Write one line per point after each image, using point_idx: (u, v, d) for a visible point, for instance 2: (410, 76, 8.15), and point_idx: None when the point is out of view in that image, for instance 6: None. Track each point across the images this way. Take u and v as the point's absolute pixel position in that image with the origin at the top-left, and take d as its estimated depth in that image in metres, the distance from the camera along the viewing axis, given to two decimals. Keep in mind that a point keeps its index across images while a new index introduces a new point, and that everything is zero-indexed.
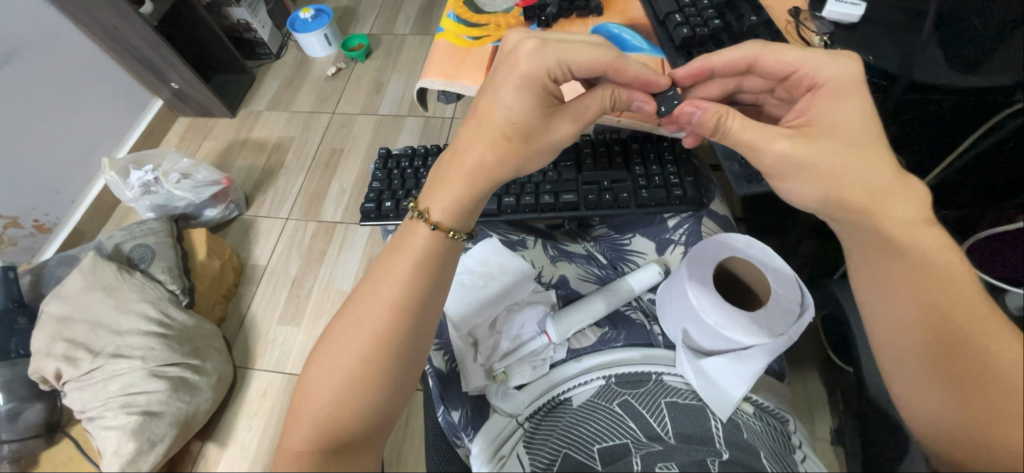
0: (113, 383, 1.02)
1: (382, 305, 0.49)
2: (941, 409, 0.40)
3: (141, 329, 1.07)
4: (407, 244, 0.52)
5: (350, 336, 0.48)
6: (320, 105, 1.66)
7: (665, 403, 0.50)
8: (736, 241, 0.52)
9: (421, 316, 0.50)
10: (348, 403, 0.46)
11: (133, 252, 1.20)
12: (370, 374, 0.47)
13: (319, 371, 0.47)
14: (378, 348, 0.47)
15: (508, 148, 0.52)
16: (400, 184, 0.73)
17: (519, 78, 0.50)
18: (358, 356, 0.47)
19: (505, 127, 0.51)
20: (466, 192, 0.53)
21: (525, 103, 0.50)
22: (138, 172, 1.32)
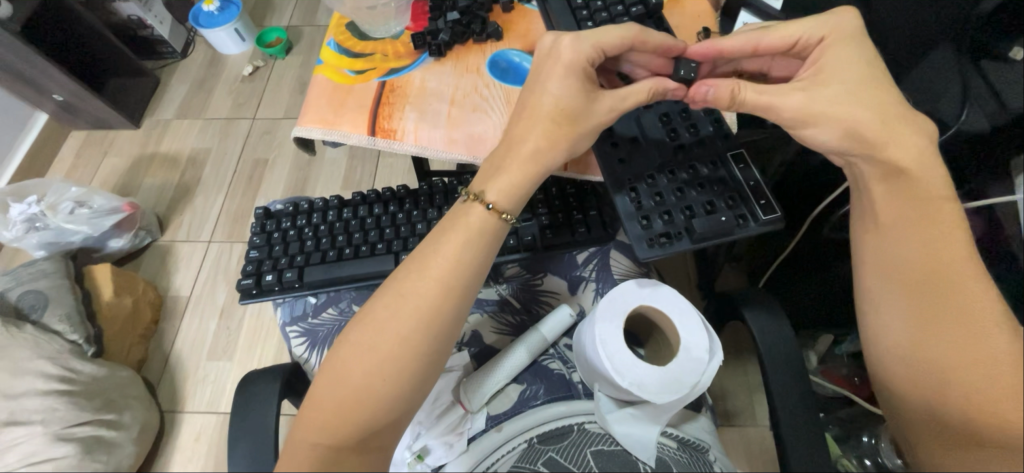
0: (11, 454, 0.91)
1: (431, 288, 0.42)
2: (912, 340, 0.42)
3: (39, 389, 0.96)
4: (458, 220, 0.45)
5: (392, 314, 0.42)
6: (238, 109, 1.49)
7: (590, 452, 0.45)
8: (642, 285, 0.47)
9: (471, 297, 0.44)
10: (379, 391, 0.40)
11: (22, 299, 1.07)
12: (411, 358, 0.41)
13: (350, 354, 0.41)
14: (421, 335, 0.41)
15: (558, 131, 0.45)
16: (281, 251, 0.62)
17: (572, 60, 0.45)
18: (398, 339, 0.41)
19: (554, 113, 0.44)
20: (518, 181, 0.45)
21: (577, 84, 0.45)
22: (20, 205, 1.16)
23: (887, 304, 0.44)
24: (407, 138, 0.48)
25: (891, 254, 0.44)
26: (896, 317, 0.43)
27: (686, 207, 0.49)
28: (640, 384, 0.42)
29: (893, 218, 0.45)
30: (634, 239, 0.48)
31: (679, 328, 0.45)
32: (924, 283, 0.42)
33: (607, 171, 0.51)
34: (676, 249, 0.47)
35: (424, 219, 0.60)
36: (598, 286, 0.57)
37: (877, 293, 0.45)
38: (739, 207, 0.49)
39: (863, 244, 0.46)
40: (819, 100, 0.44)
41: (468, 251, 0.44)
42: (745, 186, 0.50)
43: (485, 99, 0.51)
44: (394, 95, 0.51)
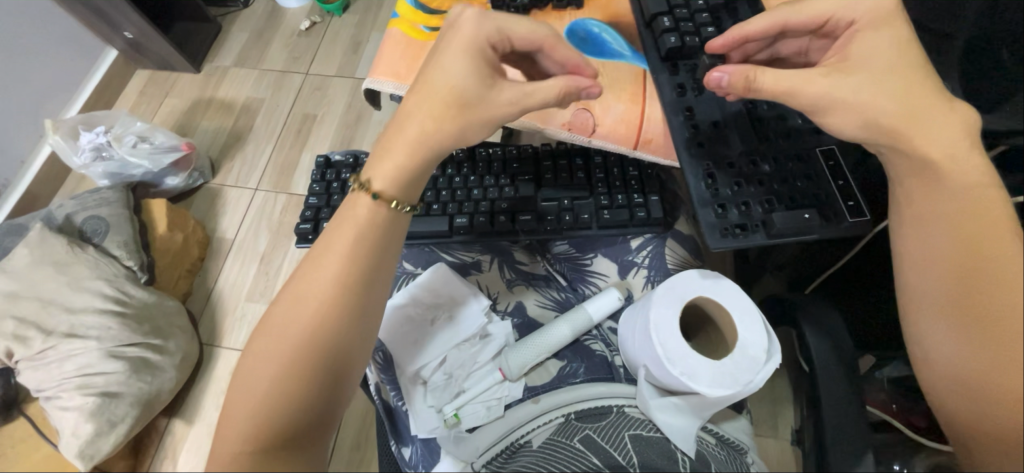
0: (69, 363, 0.99)
1: (317, 283, 0.42)
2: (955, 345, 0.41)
3: (96, 307, 1.03)
4: (348, 215, 0.44)
5: (289, 315, 0.41)
6: (292, 63, 1.51)
7: (628, 436, 0.46)
8: (703, 277, 0.47)
9: (367, 292, 0.43)
10: (290, 389, 0.39)
11: (86, 224, 1.14)
12: (312, 353, 0.40)
13: (253, 362, 0.40)
14: (321, 325, 0.40)
15: (445, 113, 0.44)
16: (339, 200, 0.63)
17: (467, 43, 0.44)
18: (299, 340, 0.40)
19: (445, 92, 0.43)
20: (402, 166, 0.44)
21: (470, 67, 0.44)
22: (89, 134, 1.23)
23: (928, 293, 0.43)
24: None
25: (934, 244, 0.43)
26: (935, 307, 0.43)
27: (766, 200, 0.48)
28: (692, 375, 0.42)
29: (935, 211, 0.44)
30: (708, 228, 0.47)
31: (737, 324, 0.44)
32: (973, 274, 0.41)
33: (681, 154, 0.50)
34: (750, 242, 0.46)
35: (480, 187, 0.60)
36: (650, 274, 0.55)
37: (920, 283, 0.44)
38: (823, 206, 0.47)
39: (907, 242, 0.46)
40: (891, 97, 0.43)
41: (362, 245, 0.43)
42: (833, 185, 0.48)
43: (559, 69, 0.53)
44: None
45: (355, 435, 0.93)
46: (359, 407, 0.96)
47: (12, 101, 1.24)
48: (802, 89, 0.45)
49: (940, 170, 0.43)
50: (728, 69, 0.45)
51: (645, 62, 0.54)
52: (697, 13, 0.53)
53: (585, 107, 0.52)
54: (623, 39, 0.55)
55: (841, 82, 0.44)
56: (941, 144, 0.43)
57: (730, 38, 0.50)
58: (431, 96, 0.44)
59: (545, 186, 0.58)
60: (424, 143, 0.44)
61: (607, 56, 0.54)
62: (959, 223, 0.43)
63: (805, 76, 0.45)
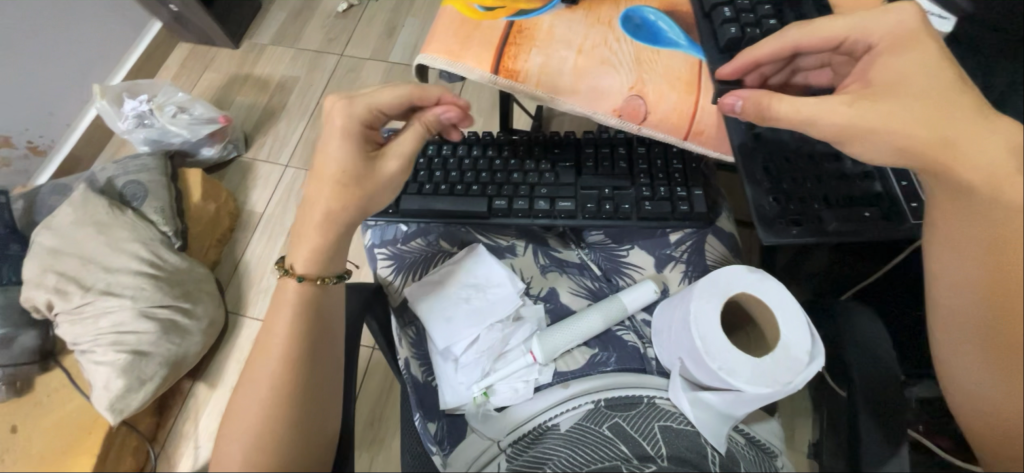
0: (104, 320, 1.03)
1: (268, 362, 0.44)
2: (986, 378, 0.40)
3: (132, 269, 1.06)
4: (280, 304, 0.47)
5: (248, 399, 0.43)
6: (328, 44, 1.53)
7: (658, 426, 0.46)
8: (747, 274, 0.46)
9: (317, 357, 0.45)
10: (261, 465, 0.41)
11: (126, 188, 1.17)
12: (274, 423, 0.42)
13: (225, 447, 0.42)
14: (277, 396, 0.43)
15: (345, 192, 0.47)
16: None
17: (350, 133, 0.48)
18: (258, 415, 0.42)
19: (339, 175, 0.47)
20: (321, 247, 0.48)
21: (354, 153, 0.48)
22: (132, 102, 1.27)
23: (960, 323, 0.42)
24: (531, 81, 0.50)
25: (963, 271, 0.42)
26: (967, 337, 0.41)
27: (822, 197, 0.50)
28: (731, 370, 0.42)
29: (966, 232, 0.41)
30: (762, 221, 0.49)
31: (780, 324, 0.43)
32: (1003, 305, 0.39)
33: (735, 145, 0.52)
34: (806, 238, 0.47)
35: (520, 171, 0.61)
36: (688, 269, 0.55)
37: (950, 312, 0.42)
38: (882, 207, 0.48)
39: (936, 263, 0.43)
40: (968, 98, 0.41)
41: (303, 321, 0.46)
42: (897, 186, 0.49)
43: (614, 53, 0.52)
44: (522, 36, 0.51)
45: (370, 411, 0.95)
46: (376, 383, 0.97)
47: (62, 65, 1.28)
48: (826, 116, 0.44)
49: (973, 192, 0.40)
50: (739, 95, 0.48)
51: (701, 52, 0.53)
52: (759, 5, 0.51)
53: (638, 94, 0.51)
54: (679, 28, 0.54)
55: (868, 112, 0.42)
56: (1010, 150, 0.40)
57: (738, 65, 0.49)
58: (324, 181, 0.47)
59: (586, 174, 0.59)
60: (337, 220, 0.48)
61: (662, 44, 0.53)
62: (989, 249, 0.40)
63: (830, 104, 0.43)
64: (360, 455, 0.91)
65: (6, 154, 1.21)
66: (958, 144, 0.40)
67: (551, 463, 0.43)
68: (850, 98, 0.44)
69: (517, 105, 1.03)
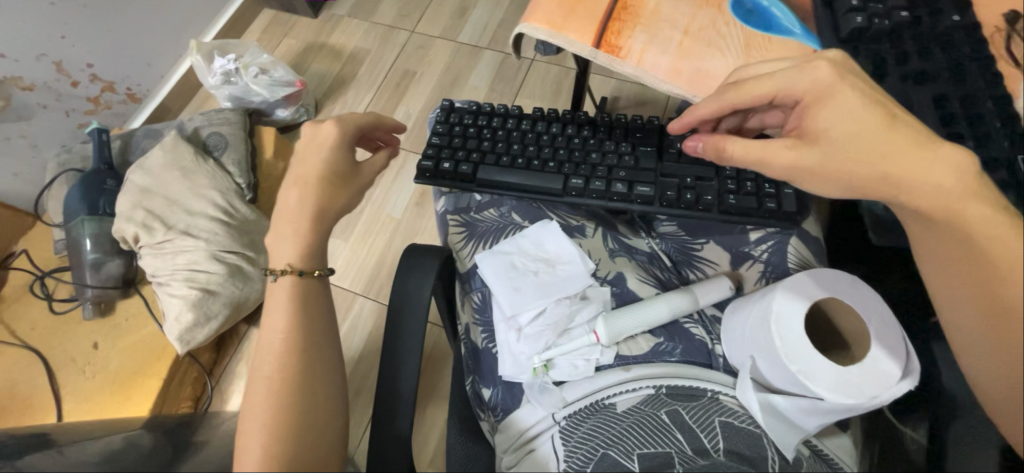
0: (180, 257, 1.11)
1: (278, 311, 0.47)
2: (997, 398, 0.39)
3: (209, 213, 1.14)
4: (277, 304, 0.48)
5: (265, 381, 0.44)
6: (401, 20, 1.57)
7: (718, 421, 0.45)
8: (839, 278, 0.44)
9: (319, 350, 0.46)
10: (282, 408, 0.42)
11: (209, 139, 1.26)
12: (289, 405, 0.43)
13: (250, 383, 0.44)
14: (296, 342, 0.46)
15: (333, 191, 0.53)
16: (461, 143, 0.62)
17: (318, 138, 0.55)
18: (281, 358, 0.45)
19: (322, 172, 0.53)
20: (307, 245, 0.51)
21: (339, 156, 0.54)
22: (221, 60, 1.35)
23: (976, 356, 0.40)
24: (631, 58, 0.49)
25: (959, 295, 0.41)
26: (983, 373, 0.40)
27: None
28: (812, 375, 0.39)
29: (940, 253, 0.42)
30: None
31: (873, 334, 0.40)
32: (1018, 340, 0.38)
33: None
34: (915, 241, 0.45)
35: (598, 152, 0.60)
36: (766, 270, 0.53)
37: (964, 344, 0.41)
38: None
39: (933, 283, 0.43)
40: None
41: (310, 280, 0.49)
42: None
43: (721, 37, 0.50)
44: (626, 12, 0.51)
45: None
46: (417, 350, 1.00)
47: (163, 20, 1.38)
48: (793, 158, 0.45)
49: None
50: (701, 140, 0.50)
51: (818, 43, 0.50)
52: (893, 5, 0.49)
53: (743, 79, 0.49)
54: (794, 15, 0.52)
55: (807, 157, 0.44)
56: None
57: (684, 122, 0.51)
58: (301, 187, 0.52)
59: (668, 161, 0.58)
60: (325, 217, 0.52)
61: (775, 31, 0.51)
62: (993, 280, 0.39)
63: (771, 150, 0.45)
64: None
65: (109, 98, 1.32)
66: (922, 164, 0.40)
67: (604, 439, 0.44)
68: (790, 141, 0.45)
69: (586, 93, 1.02)
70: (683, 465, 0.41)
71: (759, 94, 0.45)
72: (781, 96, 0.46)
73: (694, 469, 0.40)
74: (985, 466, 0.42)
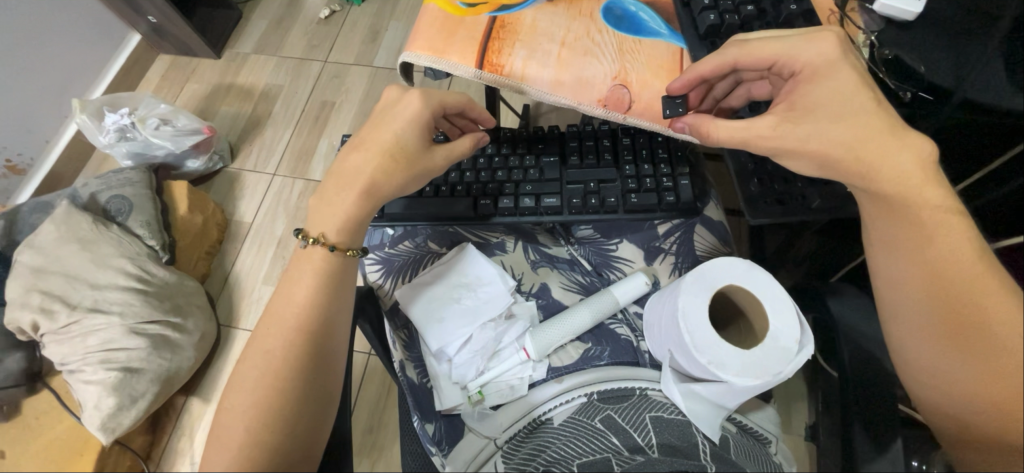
0: (92, 338, 1.00)
1: (284, 333, 0.43)
2: (936, 363, 0.40)
3: (119, 284, 1.04)
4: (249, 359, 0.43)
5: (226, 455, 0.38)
6: (312, 51, 1.52)
7: (649, 417, 0.47)
8: (736, 265, 0.47)
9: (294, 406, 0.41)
10: (249, 462, 0.38)
11: (110, 203, 1.15)
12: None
13: (224, 419, 0.40)
14: (289, 376, 0.41)
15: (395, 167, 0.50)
16: None
17: (399, 108, 0.52)
18: (266, 395, 0.41)
19: (391, 147, 0.50)
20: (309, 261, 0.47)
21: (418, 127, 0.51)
22: (113, 116, 1.25)
23: (905, 316, 0.42)
24: (515, 75, 0.50)
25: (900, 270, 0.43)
26: (907, 330, 0.42)
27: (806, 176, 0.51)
28: (720, 363, 0.42)
29: (884, 232, 0.44)
30: (748, 202, 0.51)
31: (769, 314, 0.44)
32: (947, 299, 0.40)
33: None
34: (793, 216, 0.49)
35: (505, 168, 0.61)
36: (677, 261, 0.57)
37: (894, 304, 0.43)
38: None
39: (878, 260, 0.45)
40: None
41: (326, 292, 0.45)
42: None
43: (597, 45, 0.53)
44: (505, 30, 0.52)
45: (369, 417, 0.94)
46: (372, 390, 0.96)
47: (38, 81, 1.25)
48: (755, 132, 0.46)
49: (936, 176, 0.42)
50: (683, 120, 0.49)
51: (683, 41, 0.54)
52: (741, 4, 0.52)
53: (621, 83, 0.51)
54: (661, 18, 0.55)
55: (791, 130, 0.44)
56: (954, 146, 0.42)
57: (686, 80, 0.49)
58: (364, 155, 0.50)
59: (571, 169, 0.60)
60: (374, 194, 0.49)
61: (644, 34, 0.54)
62: (922, 245, 0.42)
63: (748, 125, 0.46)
64: (361, 461, 0.90)
65: None
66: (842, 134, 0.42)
67: (546, 453, 0.44)
68: (776, 120, 0.45)
69: (503, 104, 1.04)
70: (621, 465, 0.41)
71: (759, 58, 0.47)
72: (778, 65, 0.47)
73: (632, 467, 0.40)
74: (888, 420, 0.46)
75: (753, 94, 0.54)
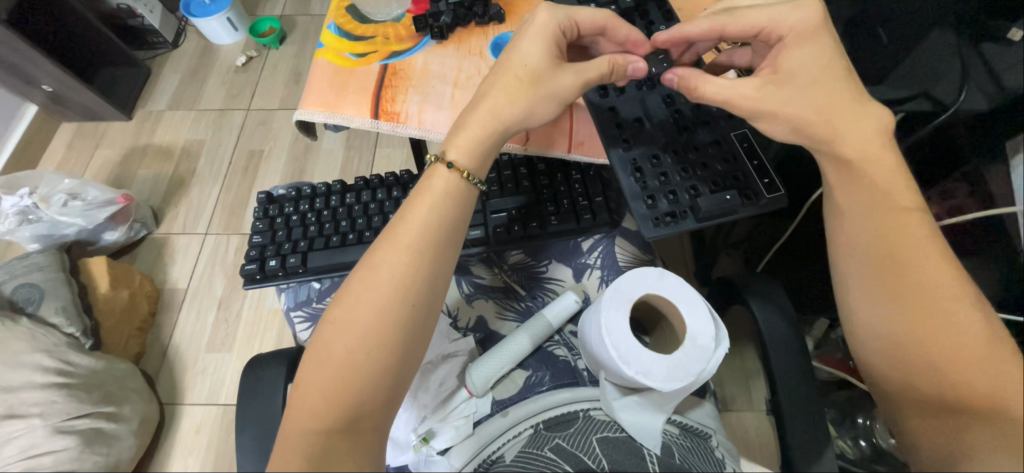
0: (10, 447, 0.90)
1: (405, 253, 0.44)
2: (894, 321, 0.43)
3: (37, 382, 0.94)
4: (374, 260, 0.44)
5: (345, 340, 0.41)
6: (232, 100, 1.46)
7: (595, 439, 0.46)
8: (649, 275, 0.48)
9: (415, 324, 0.43)
10: (357, 366, 0.40)
11: (16, 293, 1.05)
12: (361, 366, 0.40)
13: (331, 332, 0.41)
14: (404, 296, 0.42)
15: (520, 89, 0.48)
16: (284, 235, 0.67)
17: (537, 27, 0.49)
18: (391, 291, 0.42)
19: (520, 63, 0.48)
20: (449, 190, 0.47)
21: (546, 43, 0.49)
22: (11, 198, 1.13)
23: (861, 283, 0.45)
24: (411, 121, 0.52)
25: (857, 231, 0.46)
26: (875, 317, 0.44)
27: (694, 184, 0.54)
28: (647, 373, 0.43)
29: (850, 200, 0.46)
30: (640, 221, 0.52)
31: (686, 318, 0.46)
32: (903, 284, 0.43)
33: (610, 152, 0.56)
34: (683, 226, 0.52)
35: None
36: (603, 274, 0.59)
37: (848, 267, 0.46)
38: (741, 187, 0.53)
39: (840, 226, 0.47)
40: (799, 75, 0.46)
41: (444, 217, 0.46)
42: (749, 165, 0.54)
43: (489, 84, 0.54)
44: (397, 77, 0.54)
45: None
46: None
47: None
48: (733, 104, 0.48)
49: None
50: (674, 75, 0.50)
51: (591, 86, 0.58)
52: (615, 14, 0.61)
53: None
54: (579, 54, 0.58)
55: (770, 96, 0.46)
56: (835, 114, 0.45)
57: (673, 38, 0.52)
58: (507, 71, 0.49)
59: (491, 198, 0.61)
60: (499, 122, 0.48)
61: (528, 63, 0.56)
62: (863, 209, 0.46)
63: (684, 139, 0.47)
64: None
65: None
66: None
67: None
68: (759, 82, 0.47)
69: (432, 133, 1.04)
70: None
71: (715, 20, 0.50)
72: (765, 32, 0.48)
73: None
74: (799, 396, 0.50)
75: (734, 61, 0.56)
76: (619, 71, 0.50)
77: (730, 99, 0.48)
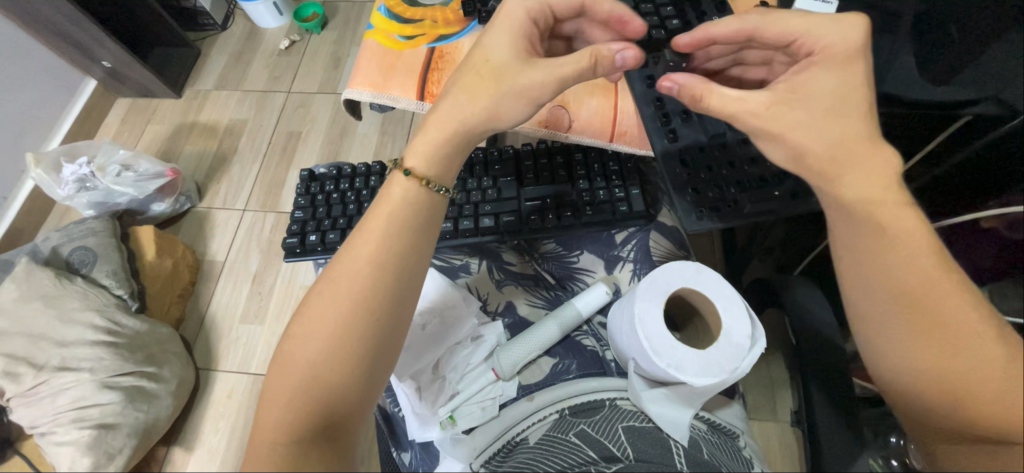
0: (62, 397, 0.98)
1: (363, 259, 0.43)
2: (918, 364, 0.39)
3: (87, 339, 1.01)
4: (335, 270, 0.43)
5: (305, 348, 0.40)
6: (274, 82, 1.51)
7: (621, 428, 0.46)
8: (686, 269, 0.48)
9: (375, 329, 0.42)
10: (319, 375, 0.40)
11: (73, 256, 1.12)
12: (325, 373, 0.40)
13: (293, 342, 0.41)
14: (364, 301, 0.42)
15: (482, 84, 0.47)
16: (323, 212, 0.69)
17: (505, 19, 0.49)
18: (351, 297, 0.42)
19: (482, 62, 0.47)
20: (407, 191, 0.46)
21: (511, 43, 0.48)
22: (72, 166, 1.22)
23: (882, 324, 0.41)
24: None
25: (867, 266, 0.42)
26: (904, 359, 0.40)
27: (737, 181, 0.53)
28: (679, 366, 0.43)
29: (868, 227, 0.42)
30: (681, 213, 0.52)
31: (722, 314, 0.45)
32: (920, 317, 0.39)
33: (654, 142, 0.55)
34: (724, 222, 0.51)
35: (463, 191, 0.63)
36: (636, 267, 0.58)
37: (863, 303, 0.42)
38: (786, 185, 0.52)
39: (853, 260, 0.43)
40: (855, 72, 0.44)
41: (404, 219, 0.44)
42: None
43: None
44: (443, 60, 0.55)
45: None
46: None
47: None
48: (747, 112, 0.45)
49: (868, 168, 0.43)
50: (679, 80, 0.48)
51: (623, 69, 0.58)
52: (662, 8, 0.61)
53: (560, 105, 0.59)
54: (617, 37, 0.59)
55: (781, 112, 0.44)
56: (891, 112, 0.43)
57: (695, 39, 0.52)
58: (478, 65, 0.48)
59: (527, 186, 0.62)
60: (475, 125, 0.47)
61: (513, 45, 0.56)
62: (880, 247, 0.41)
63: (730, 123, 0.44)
64: None
65: None
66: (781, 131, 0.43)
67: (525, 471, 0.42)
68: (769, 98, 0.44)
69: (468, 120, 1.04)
70: None
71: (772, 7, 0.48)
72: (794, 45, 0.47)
73: None
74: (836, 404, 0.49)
75: (745, 77, 0.56)
76: (603, 62, 0.47)
77: (743, 113, 0.45)
